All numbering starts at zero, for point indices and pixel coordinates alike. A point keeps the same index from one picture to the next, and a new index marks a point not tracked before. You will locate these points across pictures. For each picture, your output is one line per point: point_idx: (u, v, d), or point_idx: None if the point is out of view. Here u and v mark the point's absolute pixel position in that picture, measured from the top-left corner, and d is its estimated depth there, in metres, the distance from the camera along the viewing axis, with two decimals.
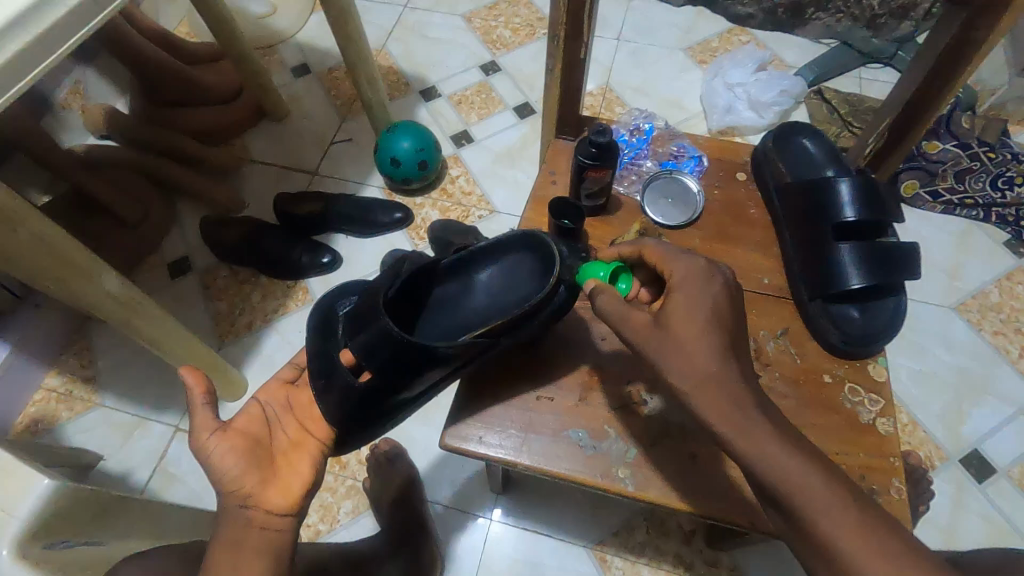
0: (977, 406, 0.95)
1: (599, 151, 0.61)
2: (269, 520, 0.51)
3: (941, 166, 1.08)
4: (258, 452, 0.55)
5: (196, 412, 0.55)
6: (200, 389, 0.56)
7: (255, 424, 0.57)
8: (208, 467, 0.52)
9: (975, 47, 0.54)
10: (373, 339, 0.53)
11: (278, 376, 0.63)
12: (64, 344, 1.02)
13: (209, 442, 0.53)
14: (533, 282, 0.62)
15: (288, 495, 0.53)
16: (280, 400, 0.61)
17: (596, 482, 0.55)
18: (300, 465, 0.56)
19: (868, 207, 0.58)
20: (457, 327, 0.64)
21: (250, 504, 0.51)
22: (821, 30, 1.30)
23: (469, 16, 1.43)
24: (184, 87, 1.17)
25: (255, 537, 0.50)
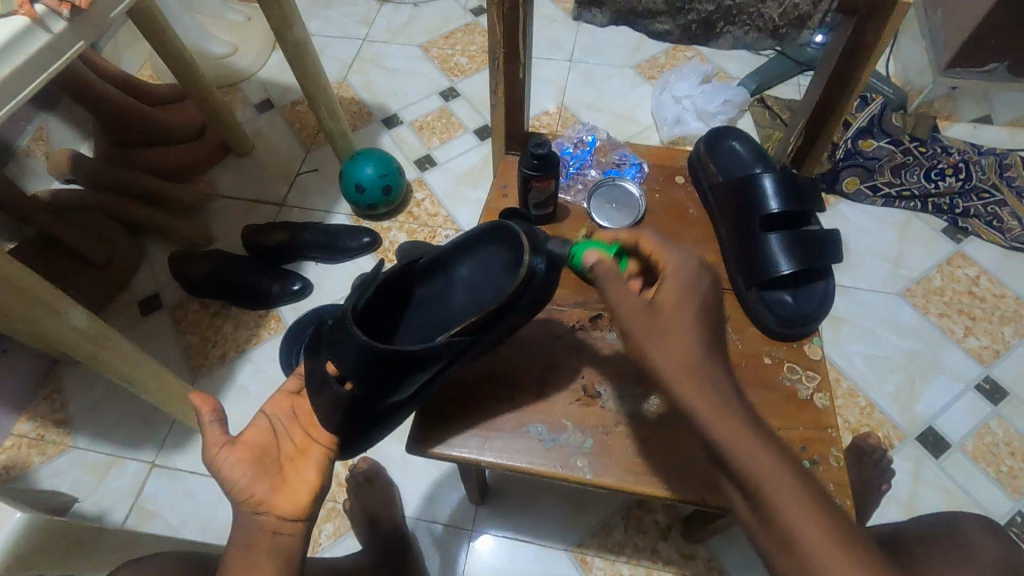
0: (928, 385, 1.00)
1: (540, 162, 0.65)
2: (282, 525, 0.51)
3: (878, 161, 1.16)
4: (267, 461, 0.55)
5: (209, 428, 0.56)
6: (207, 409, 0.56)
7: (262, 436, 0.57)
8: (220, 478, 0.53)
9: (869, 50, 0.60)
10: (348, 348, 0.54)
11: (284, 386, 0.62)
12: (33, 390, 1.02)
13: (218, 456, 0.54)
14: (507, 274, 0.63)
15: (298, 499, 0.53)
16: (286, 413, 0.60)
17: (556, 472, 0.58)
18: (307, 470, 0.55)
19: (793, 199, 0.63)
20: (439, 326, 0.65)
21: (259, 511, 0.51)
22: (731, 42, 1.39)
23: (427, 46, 1.49)
24: (148, 127, 1.19)
25: (267, 541, 0.50)
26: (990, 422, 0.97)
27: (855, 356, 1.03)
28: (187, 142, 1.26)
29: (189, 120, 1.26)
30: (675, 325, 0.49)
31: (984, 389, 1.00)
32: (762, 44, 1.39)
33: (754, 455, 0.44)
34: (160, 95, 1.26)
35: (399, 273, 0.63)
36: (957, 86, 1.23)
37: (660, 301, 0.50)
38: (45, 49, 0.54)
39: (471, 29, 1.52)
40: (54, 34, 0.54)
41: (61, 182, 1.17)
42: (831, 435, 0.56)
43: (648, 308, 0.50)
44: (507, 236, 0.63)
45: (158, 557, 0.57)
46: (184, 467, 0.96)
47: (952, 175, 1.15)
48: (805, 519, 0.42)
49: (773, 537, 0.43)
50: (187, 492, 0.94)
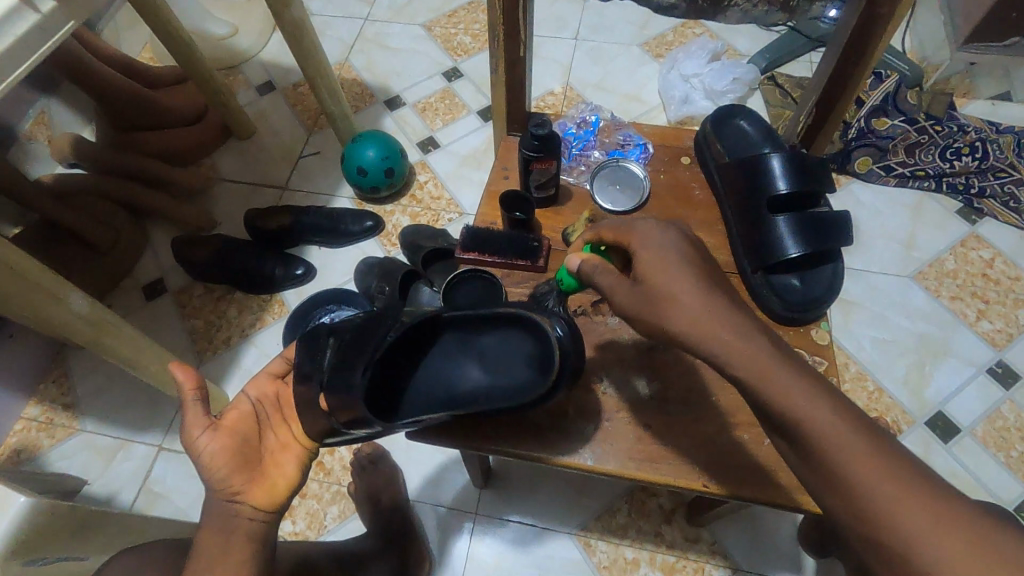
0: (938, 368, 0.99)
1: (541, 143, 0.62)
2: (257, 514, 0.51)
3: (891, 140, 1.14)
4: (247, 451, 0.54)
5: (189, 407, 0.54)
6: (191, 387, 0.55)
7: (246, 422, 0.56)
8: (194, 461, 0.51)
9: (883, 23, 0.57)
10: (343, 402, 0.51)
11: (267, 370, 0.61)
12: (41, 374, 1.02)
13: (199, 439, 0.52)
14: (527, 364, 0.55)
15: (273, 491, 0.53)
16: (270, 398, 0.59)
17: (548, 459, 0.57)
18: (285, 465, 0.55)
19: (800, 179, 0.60)
20: (442, 386, 0.58)
21: (233, 501, 0.51)
22: (739, 16, 1.35)
23: (430, 25, 1.46)
24: (147, 110, 1.18)
25: (243, 528, 0.50)
26: (1002, 407, 0.95)
27: (863, 340, 1.01)
28: (187, 125, 1.25)
29: (189, 102, 1.25)
30: (667, 287, 0.46)
31: (996, 373, 0.98)
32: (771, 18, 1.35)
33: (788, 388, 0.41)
34: (160, 78, 1.25)
35: (424, 322, 0.56)
36: (976, 62, 1.19)
37: (642, 271, 0.48)
38: (34, 30, 0.52)
39: (474, 6, 1.49)
40: (42, 13, 0.53)
41: (63, 167, 1.17)
42: None
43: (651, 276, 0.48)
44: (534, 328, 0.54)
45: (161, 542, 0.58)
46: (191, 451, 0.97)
47: (969, 155, 1.12)
48: (845, 442, 0.39)
49: None
50: (194, 476, 0.95)
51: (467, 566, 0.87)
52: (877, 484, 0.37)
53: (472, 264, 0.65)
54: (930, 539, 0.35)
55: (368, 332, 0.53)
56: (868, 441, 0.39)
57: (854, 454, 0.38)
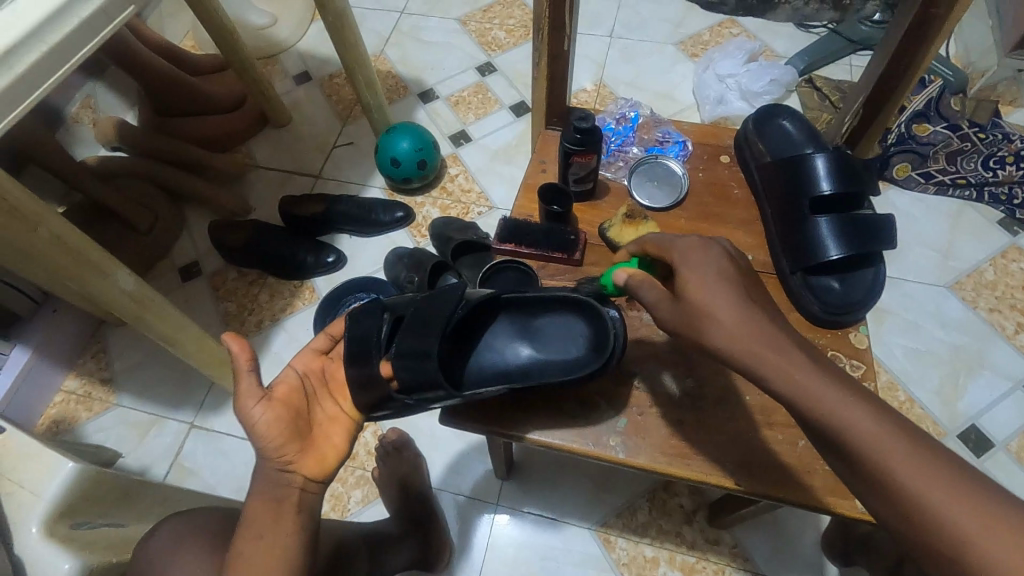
0: (973, 381, 0.97)
1: (583, 136, 0.63)
2: (308, 485, 0.51)
3: (933, 147, 1.10)
4: (299, 423, 0.53)
5: (243, 377, 0.53)
6: (245, 357, 0.53)
7: (296, 396, 0.55)
8: (248, 431, 0.51)
9: (938, 23, 0.56)
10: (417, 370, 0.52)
11: (311, 346, 0.61)
12: (80, 349, 1.06)
13: (253, 410, 0.51)
14: (578, 345, 0.59)
15: (324, 462, 0.53)
16: (316, 372, 0.59)
17: (581, 423, 0.58)
18: (335, 437, 0.55)
19: (844, 180, 0.59)
20: (491, 366, 0.60)
21: (285, 472, 0.50)
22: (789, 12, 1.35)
23: (465, 19, 1.47)
24: (189, 97, 1.21)
25: (294, 499, 0.50)
26: None
27: (896, 349, 0.99)
28: (226, 112, 1.28)
29: (229, 90, 1.28)
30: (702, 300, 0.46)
31: None
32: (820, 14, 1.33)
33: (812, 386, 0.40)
34: (202, 65, 1.28)
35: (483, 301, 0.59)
36: None
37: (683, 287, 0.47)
38: (98, 11, 0.54)
39: (509, 2, 1.49)
40: None
41: (107, 150, 1.21)
42: None
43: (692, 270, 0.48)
44: (588, 312, 0.58)
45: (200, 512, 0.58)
46: (221, 430, 1.00)
47: (1013, 164, 1.09)
48: (881, 443, 0.38)
49: None
50: (223, 454, 0.98)
51: (487, 555, 0.88)
52: (917, 483, 0.36)
53: (506, 255, 0.66)
54: (980, 540, 0.34)
55: (434, 308, 0.55)
56: (911, 445, 0.38)
57: (892, 453, 0.37)
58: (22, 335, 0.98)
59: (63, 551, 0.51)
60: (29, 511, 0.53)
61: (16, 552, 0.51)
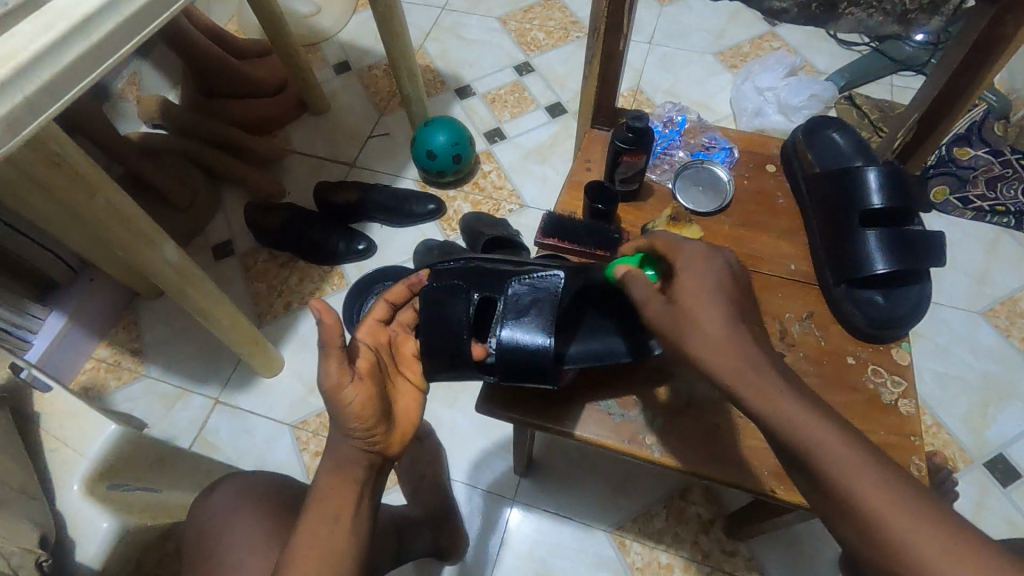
0: (1003, 411, 0.95)
1: (634, 136, 0.64)
2: (386, 460, 0.53)
3: (973, 171, 1.09)
4: (382, 400, 0.53)
5: (331, 355, 0.50)
6: (336, 332, 0.50)
7: (376, 371, 0.54)
8: (339, 414, 0.49)
9: (1004, 42, 0.56)
10: (520, 361, 0.53)
11: (371, 316, 0.59)
12: (113, 318, 1.08)
13: (347, 390, 0.49)
14: (641, 312, 0.61)
15: (403, 436, 0.55)
16: (385, 344, 0.58)
17: (616, 389, 0.60)
18: (409, 409, 0.56)
19: (896, 195, 0.59)
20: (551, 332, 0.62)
21: (375, 450, 0.52)
22: (854, 25, 1.32)
23: (505, 18, 1.47)
24: (233, 79, 1.23)
25: (369, 478, 0.51)
26: None
27: (925, 372, 0.98)
28: (267, 96, 1.30)
29: (272, 75, 1.30)
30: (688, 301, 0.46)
31: None
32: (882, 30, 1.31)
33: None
34: (247, 49, 1.30)
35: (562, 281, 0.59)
36: None
37: (677, 289, 0.47)
38: None
39: (550, 4, 1.50)
40: None
41: (148, 127, 1.23)
42: (914, 442, 0.54)
43: (735, 276, 0.48)
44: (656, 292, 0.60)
45: (251, 474, 0.62)
46: (246, 407, 1.01)
47: None
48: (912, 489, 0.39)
49: None
50: (247, 431, 0.99)
51: (501, 549, 0.89)
52: None
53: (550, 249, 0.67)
54: None
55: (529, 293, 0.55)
56: None
57: None
58: (59, 301, 1.00)
59: (101, 510, 0.53)
60: (71, 469, 0.55)
61: (58, 509, 0.53)
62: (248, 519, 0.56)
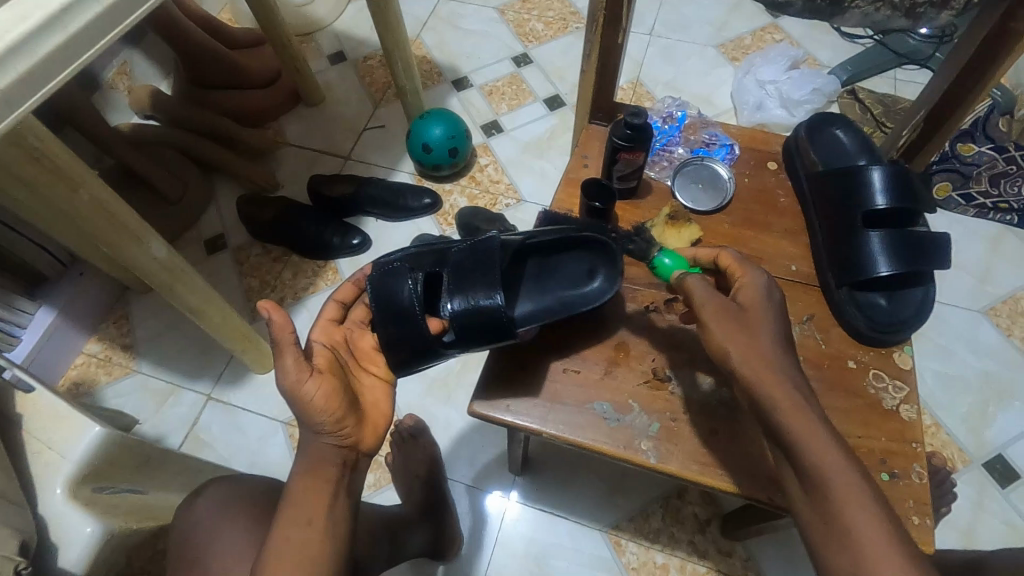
0: (1003, 411, 0.94)
1: (633, 133, 0.62)
2: (359, 454, 0.54)
3: (976, 168, 1.05)
4: (347, 394, 0.54)
5: (284, 353, 0.51)
6: (287, 330, 0.51)
7: (337, 367, 0.55)
8: (304, 410, 0.50)
9: (1014, 38, 0.54)
10: (476, 322, 0.54)
11: (324, 316, 0.59)
12: (104, 313, 1.06)
13: (306, 385, 0.50)
14: (584, 258, 0.63)
15: (376, 429, 0.56)
16: (341, 342, 0.59)
17: (612, 392, 0.58)
18: (379, 402, 0.57)
19: (901, 196, 0.58)
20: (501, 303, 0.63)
21: (348, 445, 0.52)
22: None
23: (503, 9, 1.45)
24: (226, 70, 1.21)
25: (343, 477, 0.52)
26: None
27: (925, 372, 0.97)
28: (260, 87, 1.28)
29: (265, 65, 1.28)
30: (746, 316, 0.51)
31: None
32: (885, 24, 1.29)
33: (834, 452, 0.44)
34: (240, 39, 1.28)
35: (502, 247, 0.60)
36: None
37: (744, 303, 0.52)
38: None
39: None
40: None
41: (140, 118, 1.21)
42: (915, 449, 0.53)
43: None
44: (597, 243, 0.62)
45: (238, 480, 0.62)
46: (239, 404, 1.00)
47: None
48: None
49: (861, 549, 0.42)
50: (240, 427, 0.98)
51: (495, 548, 0.88)
52: None
53: None
54: None
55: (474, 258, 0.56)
56: None
57: None
58: (49, 295, 0.99)
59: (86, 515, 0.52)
60: (54, 472, 0.53)
61: (40, 513, 0.51)
62: (234, 525, 0.56)
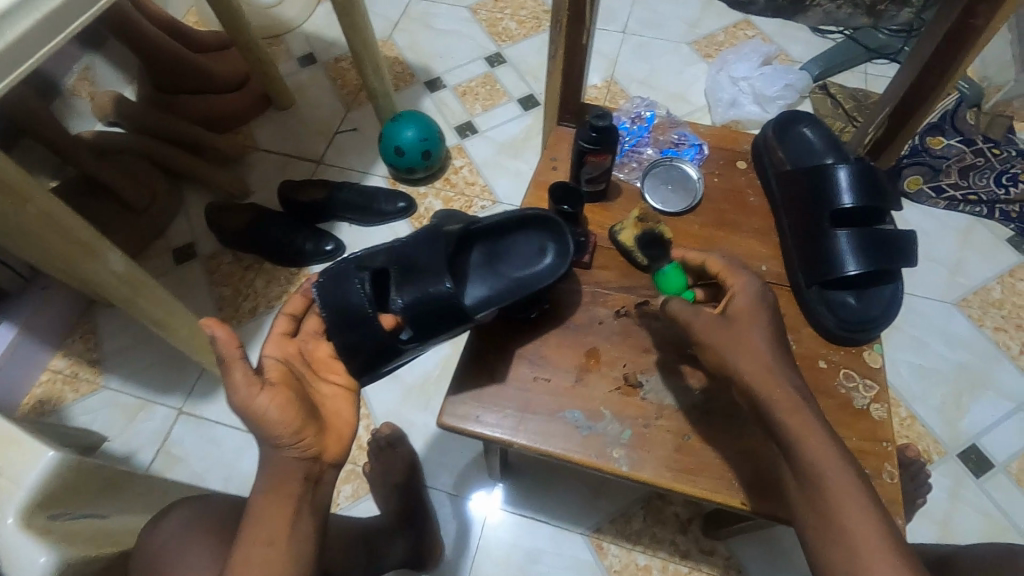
0: (976, 401, 0.95)
1: (599, 135, 0.61)
2: (324, 466, 0.53)
3: (946, 161, 1.06)
4: (305, 404, 0.53)
5: (234, 368, 0.51)
6: (234, 344, 0.51)
7: (292, 379, 0.54)
8: (259, 423, 0.49)
9: (975, 34, 0.54)
10: (433, 309, 0.56)
11: (275, 330, 0.58)
12: (69, 328, 1.03)
13: (258, 398, 0.50)
14: (532, 236, 0.64)
15: (340, 440, 0.55)
16: (296, 354, 0.57)
17: (584, 399, 0.58)
18: (343, 411, 0.57)
19: (868, 194, 0.58)
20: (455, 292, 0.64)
21: (310, 457, 0.51)
22: (821, 18, 1.31)
23: (476, 8, 1.44)
24: (190, 74, 1.18)
25: (310, 492, 0.51)
26: None
27: (900, 365, 0.98)
28: (228, 91, 1.25)
29: (232, 68, 1.25)
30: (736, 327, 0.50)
31: None
32: (853, 20, 1.30)
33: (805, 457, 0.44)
34: (205, 42, 1.25)
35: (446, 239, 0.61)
36: None
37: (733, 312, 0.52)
38: None
39: None
40: None
41: (103, 125, 1.18)
42: (886, 448, 0.53)
43: None
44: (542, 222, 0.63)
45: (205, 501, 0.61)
46: (211, 417, 0.97)
47: None
48: None
49: None
50: (213, 441, 0.96)
51: (476, 555, 0.87)
52: None
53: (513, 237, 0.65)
54: None
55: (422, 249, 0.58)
56: None
57: None
58: (11, 311, 0.95)
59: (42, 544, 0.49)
60: (6, 499, 0.50)
61: None
62: (200, 550, 0.57)
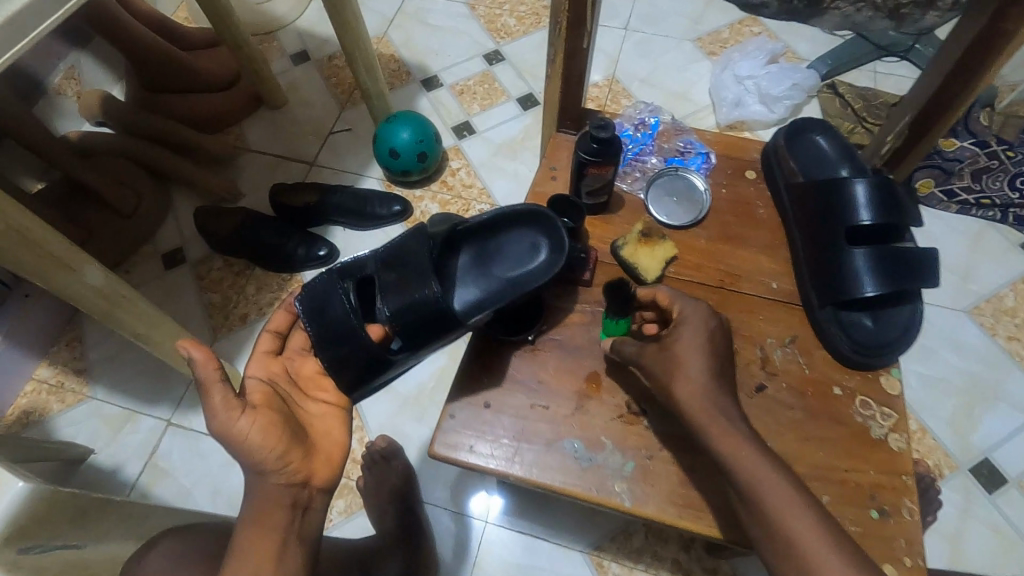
0: (989, 413, 0.92)
1: (600, 147, 0.58)
2: (314, 492, 0.50)
3: (958, 164, 1.03)
4: (290, 427, 0.50)
5: (212, 391, 0.48)
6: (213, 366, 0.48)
7: (276, 402, 0.52)
8: (240, 448, 0.47)
9: (1004, 40, 0.51)
10: (421, 317, 0.53)
11: (260, 350, 0.57)
12: (54, 336, 1.00)
13: (238, 421, 0.47)
14: (523, 233, 0.61)
15: (332, 462, 0.52)
16: (280, 373, 0.56)
17: (583, 428, 0.55)
18: (334, 432, 0.55)
19: (886, 211, 0.54)
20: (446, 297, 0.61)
21: (298, 483, 0.49)
22: None
23: (474, 3, 1.40)
24: (178, 73, 1.15)
25: (298, 521, 0.48)
26: None
27: (910, 375, 0.95)
28: (218, 91, 1.21)
29: (222, 66, 1.21)
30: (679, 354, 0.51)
31: None
32: None
33: None
34: (194, 39, 1.21)
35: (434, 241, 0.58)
36: None
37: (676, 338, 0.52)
38: None
39: None
40: None
41: (90, 125, 1.15)
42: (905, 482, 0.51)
43: None
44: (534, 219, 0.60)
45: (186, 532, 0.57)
46: (199, 430, 0.95)
47: None
48: None
49: None
50: (201, 454, 0.93)
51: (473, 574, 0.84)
52: None
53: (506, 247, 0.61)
54: None
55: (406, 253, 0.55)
56: None
57: None
58: None
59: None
60: None
61: None
62: None
